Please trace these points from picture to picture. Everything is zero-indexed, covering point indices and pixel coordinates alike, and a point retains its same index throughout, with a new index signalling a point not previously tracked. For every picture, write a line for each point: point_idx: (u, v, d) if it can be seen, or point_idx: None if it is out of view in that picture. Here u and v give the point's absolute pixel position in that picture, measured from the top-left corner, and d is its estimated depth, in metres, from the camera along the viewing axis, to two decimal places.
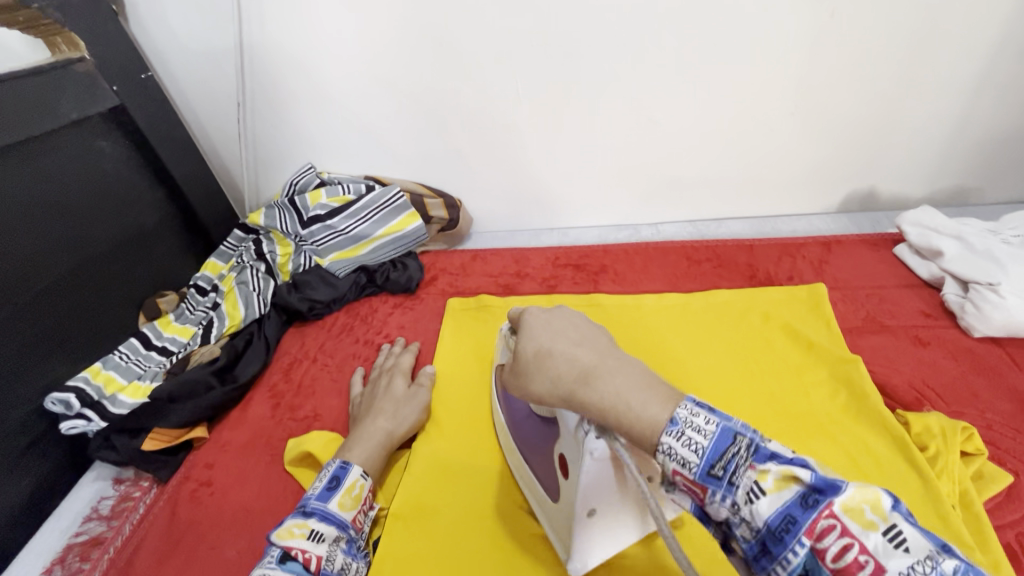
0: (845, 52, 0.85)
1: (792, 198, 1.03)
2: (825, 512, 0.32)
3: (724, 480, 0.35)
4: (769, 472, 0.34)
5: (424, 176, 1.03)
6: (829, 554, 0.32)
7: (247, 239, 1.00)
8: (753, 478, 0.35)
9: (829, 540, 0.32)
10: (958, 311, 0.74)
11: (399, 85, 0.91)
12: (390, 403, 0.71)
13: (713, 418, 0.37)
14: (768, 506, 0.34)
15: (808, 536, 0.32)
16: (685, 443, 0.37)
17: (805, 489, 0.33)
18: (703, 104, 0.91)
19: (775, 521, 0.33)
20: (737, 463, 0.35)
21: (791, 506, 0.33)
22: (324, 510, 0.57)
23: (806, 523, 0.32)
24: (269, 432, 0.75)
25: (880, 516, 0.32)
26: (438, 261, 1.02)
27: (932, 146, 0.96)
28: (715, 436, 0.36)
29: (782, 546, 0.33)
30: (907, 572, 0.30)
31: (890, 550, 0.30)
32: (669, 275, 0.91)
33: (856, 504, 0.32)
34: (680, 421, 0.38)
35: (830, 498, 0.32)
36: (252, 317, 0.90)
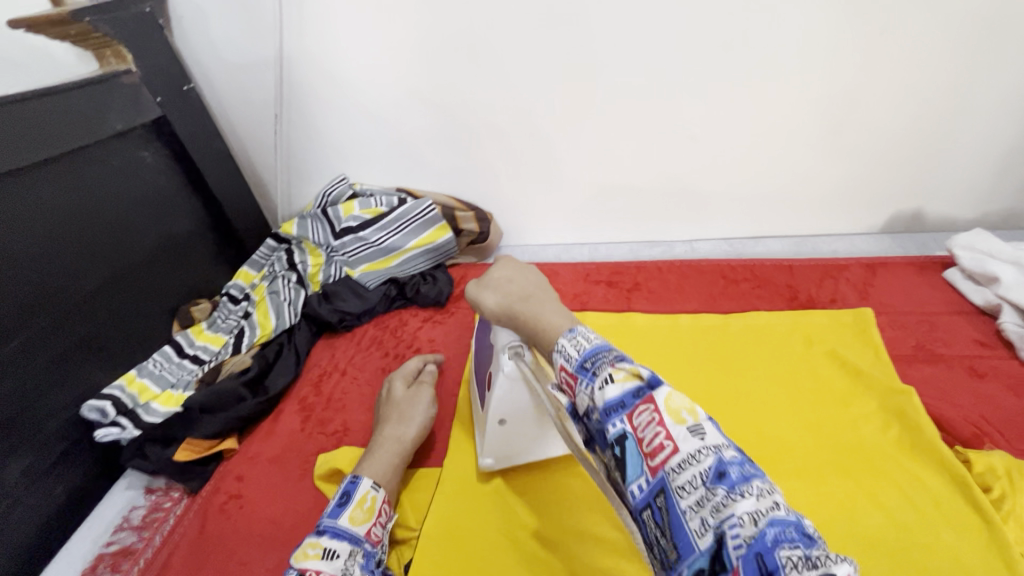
0: (894, 69, 0.83)
1: (833, 217, 1.00)
2: (646, 406, 0.38)
3: (606, 405, 0.39)
4: (621, 367, 0.41)
5: (455, 189, 1.03)
6: (645, 440, 0.37)
7: (279, 249, 1.00)
8: (610, 370, 0.41)
9: (646, 427, 0.38)
10: (1018, 343, 0.70)
11: (435, 99, 0.91)
12: (400, 410, 0.71)
13: (619, 355, 0.43)
14: (612, 389, 0.40)
15: (628, 420, 0.38)
16: (584, 362, 0.43)
17: (682, 431, 0.37)
18: (744, 121, 0.89)
19: (650, 467, 0.37)
20: (601, 360, 0.42)
21: (665, 441, 0.37)
22: (335, 526, 0.56)
23: (672, 466, 0.36)
24: (299, 446, 0.75)
25: (693, 416, 0.38)
26: (468, 275, 1.01)
27: (984, 164, 0.92)
28: (593, 346, 0.44)
29: (607, 421, 0.39)
30: (697, 450, 0.35)
31: (688, 436, 0.36)
32: (705, 295, 0.89)
33: (734, 461, 0.35)
34: (577, 332, 0.47)
35: (708, 447, 0.36)
36: (282, 328, 0.90)
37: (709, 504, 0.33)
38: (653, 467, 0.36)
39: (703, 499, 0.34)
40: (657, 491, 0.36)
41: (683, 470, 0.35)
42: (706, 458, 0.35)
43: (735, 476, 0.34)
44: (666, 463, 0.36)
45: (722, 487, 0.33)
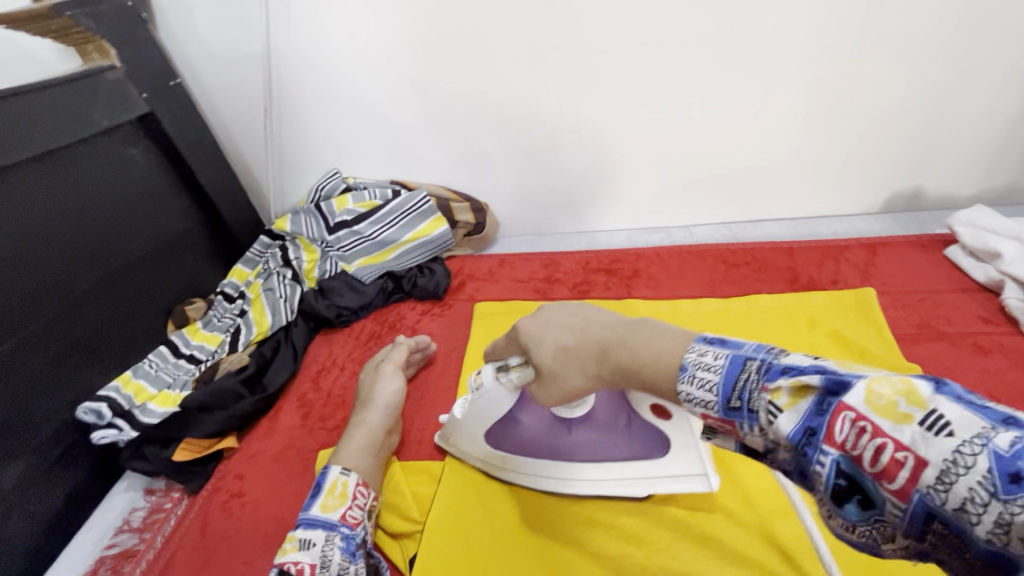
0: (890, 46, 0.82)
1: (831, 198, 0.99)
2: (844, 415, 0.28)
3: (792, 439, 0.30)
4: (782, 389, 0.31)
5: (450, 180, 1.02)
6: (866, 459, 0.27)
7: (273, 245, 0.99)
8: (767, 399, 0.31)
9: (860, 443, 0.27)
10: (1021, 317, 0.70)
11: (426, 88, 0.90)
12: (365, 396, 0.70)
13: (764, 364, 0.33)
14: (790, 424, 0.30)
15: (832, 444, 0.28)
16: (729, 400, 0.33)
17: (912, 431, 0.26)
18: (741, 102, 0.88)
19: (895, 491, 0.26)
20: (750, 390, 0.32)
21: (897, 454, 0.26)
22: (307, 518, 0.56)
23: (931, 482, 0.25)
24: (300, 443, 0.74)
25: (917, 406, 0.27)
26: (465, 266, 1.00)
27: (983, 139, 0.91)
28: (725, 368, 0.34)
29: (808, 457, 0.30)
30: (953, 452, 0.25)
31: (930, 437, 0.25)
32: (707, 279, 0.88)
33: (1013, 442, 0.23)
34: (689, 367, 0.36)
35: (962, 439, 0.25)
36: (279, 324, 0.89)
37: (916, 473, 0.25)
38: (900, 491, 0.26)
39: (990, 510, 0.23)
40: (926, 514, 0.26)
41: (950, 486, 0.24)
42: (974, 457, 0.24)
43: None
44: (917, 482, 0.25)
45: (1020, 491, 0.22)
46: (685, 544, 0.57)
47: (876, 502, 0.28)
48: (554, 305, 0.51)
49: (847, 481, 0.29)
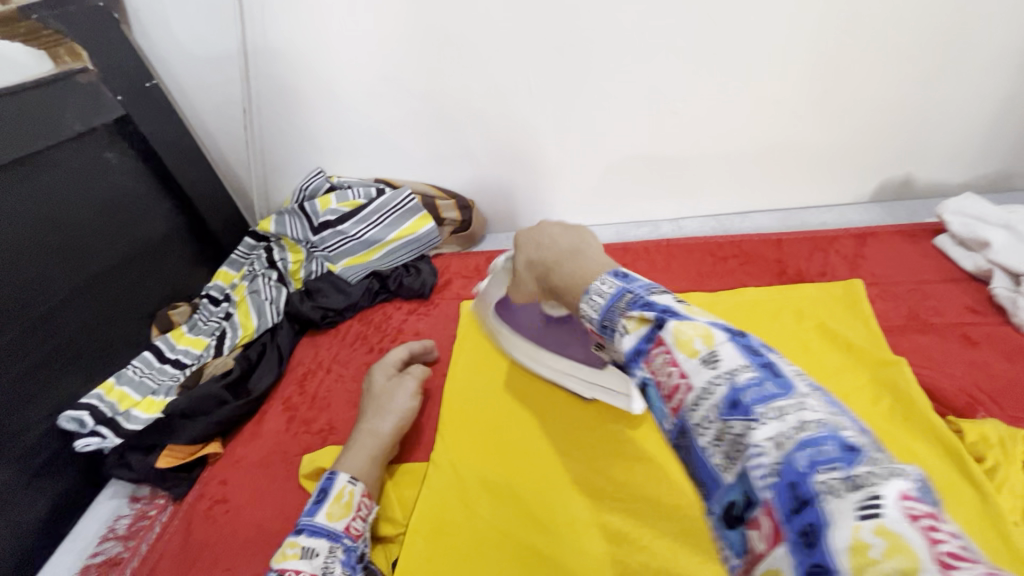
0: (875, 32, 0.80)
1: (820, 188, 0.97)
2: (659, 349, 0.37)
3: (626, 354, 0.40)
4: (633, 317, 0.40)
5: (436, 177, 1.01)
6: (663, 382, 0.37)
7: (258, 246, 0.98)
8: (624, 325, 0.40)
9: (662, 369, 0.37)
10: (1010, 307, 0.69)
11: (405, 85, 0.89)
12: (384, 409, 0.69)
13: (634, 297, 0.41)
14: (629, 342, 0.39)
15: (648, 367, 0.38)
16: (603, 321, 0.43)
17: (694, 364, 0.35)
18: (727, 92, 0.86)
19: (674, 405, 0.36)
20: (616, 315, 0.41)
21: (679, 379, 0.35)
22: (312, 525, 0.56)
23: (692, 403, 0.34)
24: (285, 447, 0.74)
25: (706, 346, 0.35)
26: (452, 264, 0.99)
27: (972, 125, 0.89)
28: (610, 296, 0.43)
29: (633, 367, 0.39)
30: (710, 382, 0.34)
31: (700, 369, 0.35)
32: (695, 273, 0.87)
33: (749, 384, 0.32)
34: (591, 292, 0.45)
35: (721, 376, 0.34)
36: (265, 327, 0.88)
37: (690, 396, 0.35)
38: (675, 409, 0.36)
39: (722, 431, 0.32)
40: (683, 427, 0.35)
41: (700, 406, 0.34)
42: (720, 388, 0.33)
43: (752, 402, 0.32)
44: (685, 402, 0.35)
45: (738, 418, 0.32)
46: (666, 541, 0.57)
47: (661, 416, 0.38)
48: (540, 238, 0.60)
49: (645, 390, 0.39)
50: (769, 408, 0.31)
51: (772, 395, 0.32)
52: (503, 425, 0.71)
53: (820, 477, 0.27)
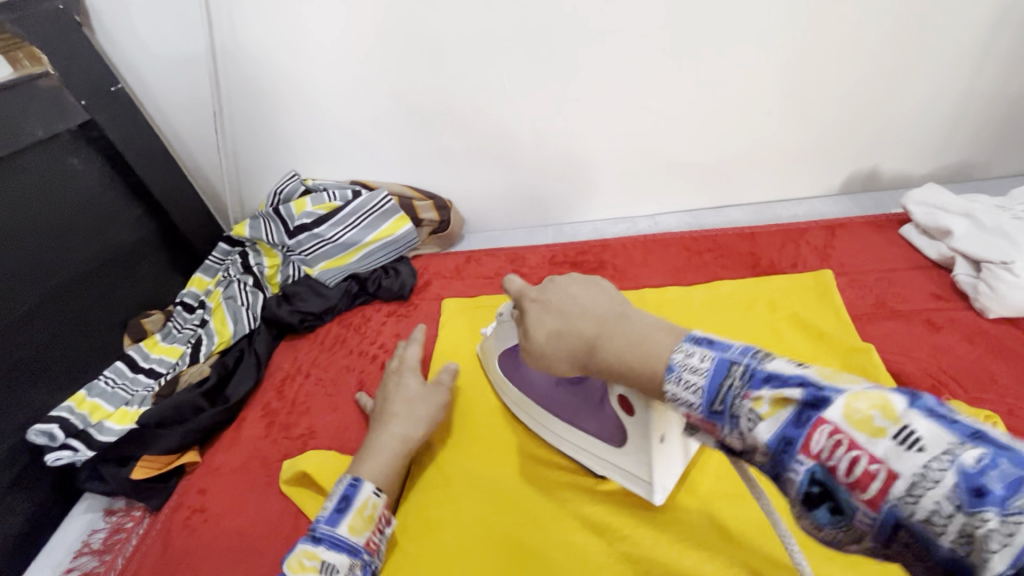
0: (840, 29, 0.82)
1: (791, 182, 0.99)
2: (822, 428, 0.29)
3: (770, 447, 0.31)
4: (763, 397, 0.32)
5: (413, 178, 1.01)
6: (842, 470, 0.29)
7: (233, 252, 0.97)
8: (749, 407, 0.33)
9: (837, 456, 0.29)
10: (971, 292, 0.71)
11: (378, 86, 0.88)
12: (406, 414, 0.65)
13: (747, 369, 0.34)
14: (766, 430, 0.32)
15: (808, 454, 0.30)
16: (711, 403, 0.35)
17: (889, 446, 0.27)
18: (698, 90, 0.88)
19: (866, 500, 0.28)
20: (732, 396, 0.34)
21: (872, 466, 0.28)
22: (333, 536, 0.53)
23: (903, 497, 0.27)
24: (264, 453, 0.73)
25: (890, 420, 0.28)
26: (431, 265, 0.99)
27: (933, 119, 0.92)
28: (709, 371, 0.35)
29: (785, 464, 0.31)
30: (926, 467, 0.26)
31: (902, 452, 0.27)
32: (671, 268, 0.88)
33: (981, 462, 0.25)
34: (676, 366, 0.38)
35: (936, 457, 0.26)
36: (242, 333, 0.87)
37: (895, 490, 0.27)
38: (873, 501, 0.28)
39: (968, 526, 0.25)
40: (891, 525, 0.28)
41: (920, 497, 0.26)
42: (943, 472, 0.25)
43: (1002, 489, 0.24)
44: (890, 493, 0.27)
45: (990, 510, 0.24)
46: (649, 530, 0.57)
47: (846, 509, 0.29)
48: (580, 283, 0.51)
49: (816, 488, 0.30)
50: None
51: (1019, 478, 0.24)
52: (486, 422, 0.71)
53: None
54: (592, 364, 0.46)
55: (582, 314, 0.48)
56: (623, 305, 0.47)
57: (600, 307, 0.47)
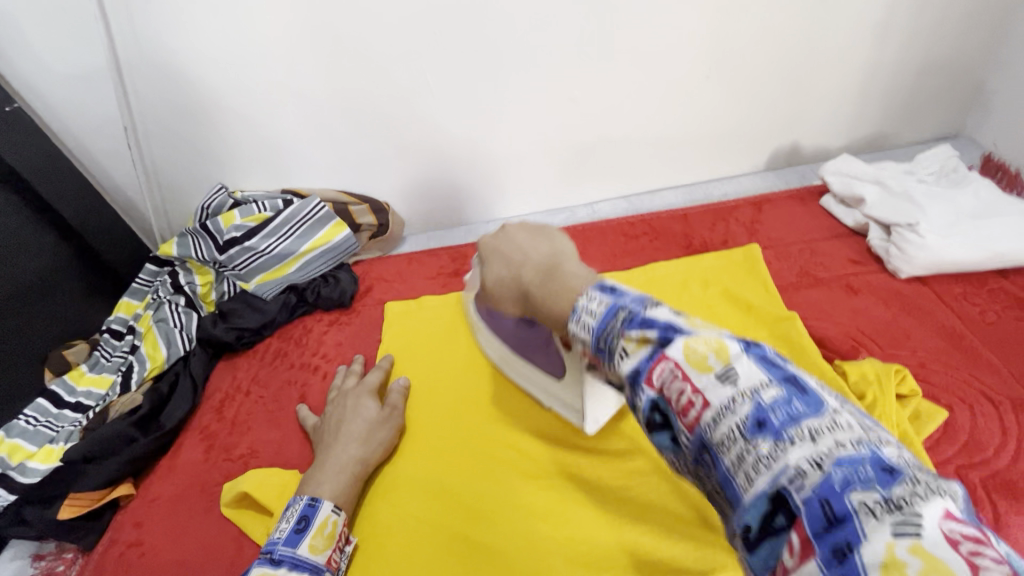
0: (750, 11, 0.84)
1: (719, 162, 1.02)
2: (666, 363, 0.35)
3: (628, 377, 0.37)
4: (632, 337, 0.37)
5: (347, 183, 0.99)
6: (674, 399, 0.34)
7: (162, 272, 0.92)
8: (623, 345, 0.37)
9: (672, 387, 0.34)
10: (884, 255, 0.75)
11: (300, 91, 0.86)
12: (362, 436, 0.65)
13: (629, 313, 0.38)
14: (630, 364, 0.37)
15: (651, 385, 0.35)
16: (598, 342, 0.40)
17: (710, 380, 0.33)
18: (621, 77, 0.89)
19: (687, 424, 0.34)
20: (612, 335, 0.39)
21: (694, 398, 0.33)
22: (294, 556, 0.53)
23: (709, 422, 0.32)
24: (204, 478, 0.70)
25: (720, 361, 0.34)
26: (373, 270, 0.98)
27: (846, 93, 0.95)
28: (603, 313, 0.40)
29: (636, 395, 0.36)
30: (732, 400, 0.32)
31: (717, 386, 0.33)
32: (610, 254, 0.90)
33: (776, 400, 0.31)
34: (580, 310, 0.42)
35: (744, 391, 0.32)
36: (176, 356, 0.83)
37: (705, 417, 0.33)
38: (690, 425, 0.33)
39: (748, 451, 0.30)
40: (701, 446, 0.33)
41: (719, 424, 0.32)
42: (743, 406, 0.31)
43: (781, 421, 0.31)
44: (701, 418, 0.33)
45: (767, 438, 0.30)
46: (591, 512, 0.59)
47: (675, 433, 0.35)
48: (517, 235, 0.57)
49: (659, 415, 0.36)
50: (796, 428, 0.30)
51: (801, 414, 0.31)
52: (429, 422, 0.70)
53: (855, 496, 0.27)
54: (528, 307, 0.51)
55: (539, 270, 0.51)
56: (557, 247, 0.53)
57: (538, 257, 0.52)
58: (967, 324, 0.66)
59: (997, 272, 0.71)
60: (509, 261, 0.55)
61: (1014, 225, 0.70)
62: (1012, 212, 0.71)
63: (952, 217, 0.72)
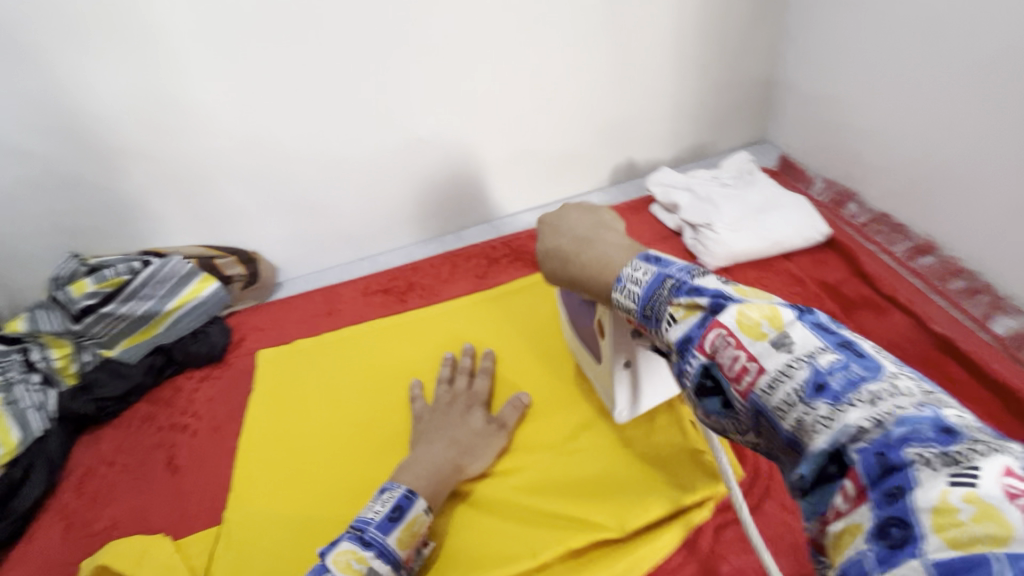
0: (558, 51, 0.96)
1: (566, 182, 1.12)
2: (718, 329, 0.34)
3: (677, 345, 0.36)
4: (681, 304, 0.37)
5: (208, 238, 0.99)
6: (727, 364, 0.33)
7: (11, 351, 0.85)
8: (670, 311, 0.37)
9: (724, 353, 0.34)
10: (695, 251, 0.86)
11: (144, 153, 0.88)
12: (465, 445, 0.66)
13: (676, 283, 0.38)
14: (678, 331, 0.36)
15: (702, 351, 0.34)
16: (645, 310, 0.40)
17: (763, 346, 0.32)
18: (456, 114, 0.97)
19: (739, 390, 0.33)
20: (660, 301, 0.39)
21: (747, 361, 0.32)
22: (382, 544, 0.52)
23: (763, 386, 0.31)
24: (61, 559, 0.69)
25: (774, 328, 0.33)
26: (246, 320, 0.99)
27: (661, 112, 1.08)
28: (648, 283, 0.40)
29: (685, 360, 0.36)
30: (788, 364, 0.31)
31: (773, 352, 0.32)
32: (473, 277, 0.97)
33: (833, 364, 0.30)
34: (624, 279, 0.43)
35: (798, 355, 0.31)
36: (31, 438, 0.78)
37: (759, 379, 0.32)
38: (744, 391, 0.32)
39: (805, 412, 0.29)
40: (754, 412, 0.32)
41: (776, 391, 0.31)
42: (800, 369, 0.30)
43: (841, 386, 0.29)
44: (756, 385, 0.32)
45: (826, 401, 0.29)
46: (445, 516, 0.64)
47: (730, 399, 0.34)
48: (565, 206, 0.58)
49: (711, 381, 0.35)
50: (858, 391, 0.28)
51: (860, 377, 0.29)
52: (302, 461, 0.74)
53: (910, 449, 0.25)
54: (566, 277, 0.52)
55: (581, 241, 0.52)
56: (602, 221, 0.54)
57: (581, 226, 0.53)
58: None
59: (783, 255, 0.85)
60: (555, 229, 0.56)
61: (788, 217, 0.84)
62: (787, 205, 0.86)
63: (741, 213, 0.85)
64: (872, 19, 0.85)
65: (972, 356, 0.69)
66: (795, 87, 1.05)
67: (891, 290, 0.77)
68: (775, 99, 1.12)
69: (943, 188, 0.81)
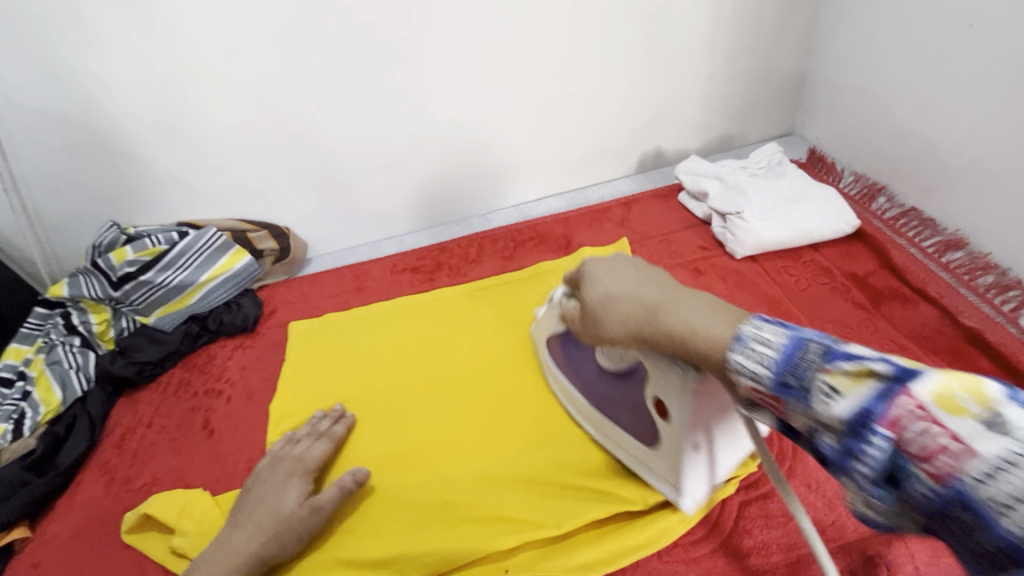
0: (593, 37, 0.96)
1: (593, 169, 1.13)
2: (904, 401, 0.32)
3: (846, 421, 0.35)
4: (840, 371, 0.35)
5: (242, 212, 1.02)
6: (915, 445, 0.32)
7: (54, 314, 0.89)
8: (827, 381, 0.36)
9: (917, 433, 0.32)
10: (723, 240, 0.88)
11: (186, 127, 0.91)
12: (268, 527, 0.60)
13: (824, 348, 0.37)
14: (844, 406, 0.35)
15: (888, 426, 0.33)
16: (783, 376, 0.38)
17: (972, 426, 0.30)
18: (490, 97, 0.98)
19: (931, 475, 0.31)
20: (807, 369, 0.37)
21: (952, 444, 0.31)
22: None
23: (970, 475, 0.30)
24: (105, 511, 0.72)
25: (980, 404, 0.30)
26: (277, 293, 1.01)
27: (691, 101, 1.08)
28: (783, 345, 0.38)
29: (861, 442, 0.34)
30: (1008, 454, 0.29)
31: (985, 435, 0.29)
32: (499, 258, 0.99)
33: None
34: (746, 338, 0.40)
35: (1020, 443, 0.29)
36: (72, 398, 0.82)
37: (962, 467, 0.30)
38: (938, 475, 0.31)
39: None
40: (956, 500, 0.31)
41: (995, 482, 0.29)
42: None
43: None
44: (960, 470, 0.30)
45: None
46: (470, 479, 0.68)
47: (907, 482, 0.33)
48: (620, 258, 0.57)
49: (888, 464, 0.34)
50: None
51: None
52: None
53: None
54: (648, 334, 0.49)
55: (664, 289, 0.50)
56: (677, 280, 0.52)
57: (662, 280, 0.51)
58: (786, 292, 0.80)
59: (811, 246, 0.86)
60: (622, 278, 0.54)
61: (818, 209, 0.85)
62: (818, 197, 0.86)
63: (770, 204, 0.86)
64: (912, 12, 0.85)
65: (1000, 348, 0.69)
66: (828, 80, 1.05)
67: (919, 283, 0.78)
68: (806, 91, 1.11)
69: (975, 184, 0.81)
